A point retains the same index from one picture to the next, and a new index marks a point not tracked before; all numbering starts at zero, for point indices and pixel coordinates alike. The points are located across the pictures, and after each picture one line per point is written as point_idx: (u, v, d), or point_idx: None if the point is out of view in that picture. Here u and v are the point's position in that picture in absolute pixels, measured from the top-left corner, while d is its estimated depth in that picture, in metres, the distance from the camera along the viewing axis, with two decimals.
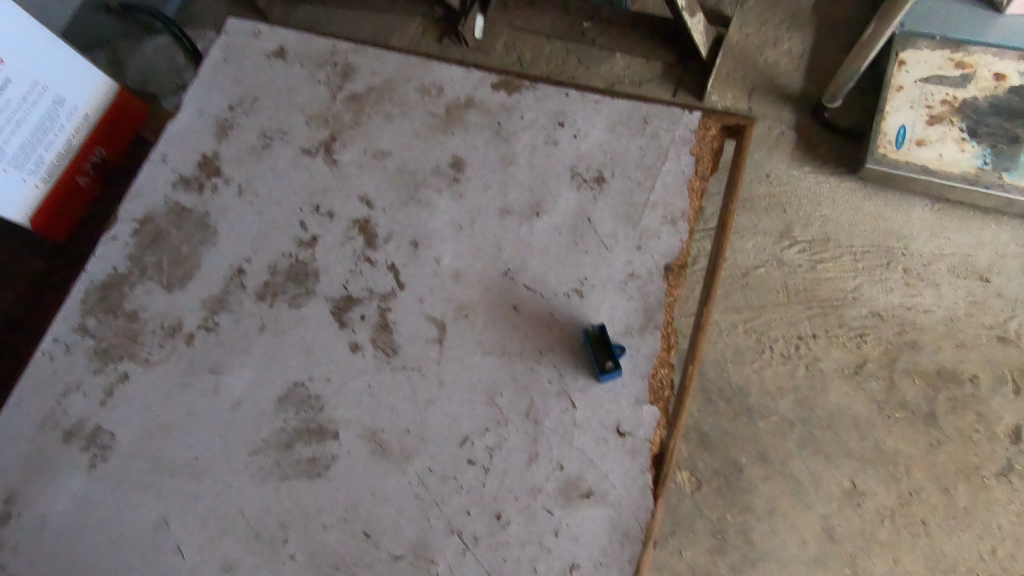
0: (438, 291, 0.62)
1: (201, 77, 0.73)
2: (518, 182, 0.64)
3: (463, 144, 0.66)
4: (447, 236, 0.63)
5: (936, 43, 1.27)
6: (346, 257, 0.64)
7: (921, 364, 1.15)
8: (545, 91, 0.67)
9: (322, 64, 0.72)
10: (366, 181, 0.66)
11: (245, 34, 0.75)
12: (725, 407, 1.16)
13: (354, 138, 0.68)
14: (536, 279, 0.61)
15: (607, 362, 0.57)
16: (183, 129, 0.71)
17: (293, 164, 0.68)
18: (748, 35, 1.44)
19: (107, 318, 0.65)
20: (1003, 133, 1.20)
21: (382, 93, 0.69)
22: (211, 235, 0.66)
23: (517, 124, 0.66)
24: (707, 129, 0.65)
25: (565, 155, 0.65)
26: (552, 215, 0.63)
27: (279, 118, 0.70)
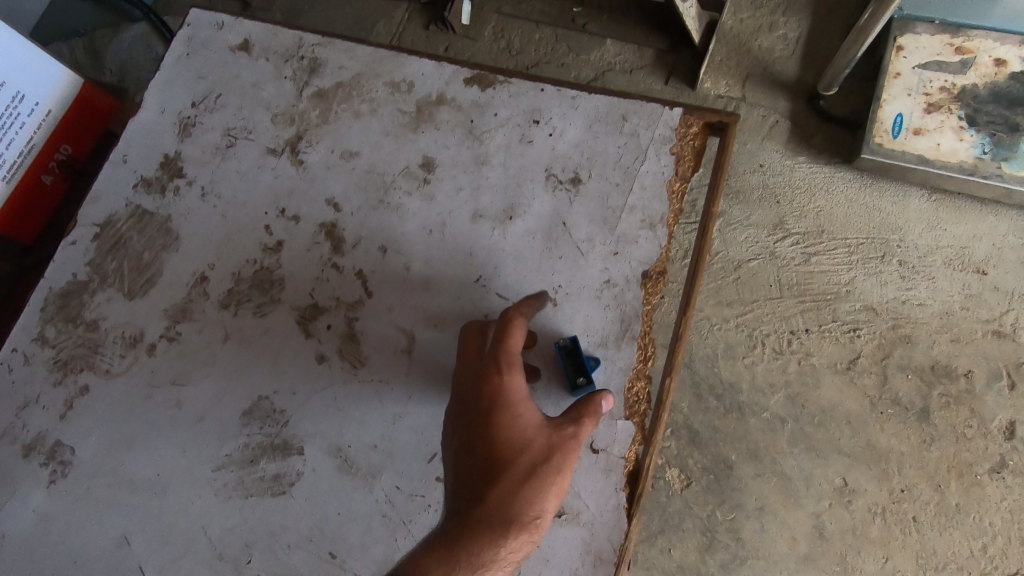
0: (407, 300, 0.59)
1: (164, 72, 0.70)
2: (491, 184, 0.61)
3: (435, 143, 0.63)
4: (418, 242, 0.60)
5: (935, 27, 1.23)
6: (313, 263, 0.61)
7: (916, 359, 1.13)
8: (520, 87, 0.63)
9: (288, 58, 0.68)
10: (334, 183, 0.63)
11: (209, 26, 0.71)
12: (715, 404, 1.15)
13: (321, 136, 0.65)
14: (508, 287, 0.58)
15: (584, 378, 0.55)
16: (145, 128, 0.68)
17: (258, 165, 0.65)
18: (742, 20, 1.41)
19: (66, 327, 0.62)
20: (1003, 121, 1.16)
21: (350, 90, 0.66)
22: (173, 240, 0.64)
23: (490, 122, 0.63)
24: (689, 126, 0.61)
25: (540, 154, 0.62)
26: (527, 218, 0.60)
27: (244, 115, 0.67)
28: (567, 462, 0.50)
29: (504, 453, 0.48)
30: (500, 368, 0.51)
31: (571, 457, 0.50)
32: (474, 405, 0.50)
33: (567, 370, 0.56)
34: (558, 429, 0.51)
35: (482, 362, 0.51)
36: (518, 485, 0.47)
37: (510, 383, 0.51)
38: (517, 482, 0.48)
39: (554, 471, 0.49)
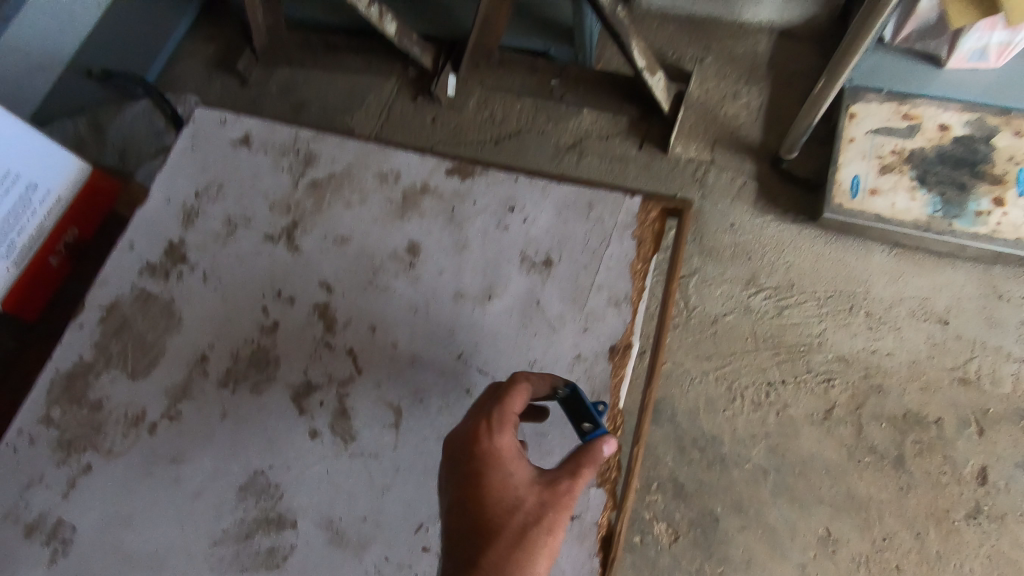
0: (394, 377, 0.63)
1: (170, 165, 0.76)
2: (471, 266, 0.67)
3: (419, 229, 0.69)
4: (404, 321, 0.65)
5: (883, 96, 1.32)
6: (306, 343, 0.66)
7: (888, 409, 1.17)
8: (496, 177, 0.70)
9: (285, 152, 0.75)
10: (326, 267, 0.68)
11: (213, 122, 0.78)
12: (699, 457, 1.18)
13: (314, 224, 0.70)
14: (488, 362, 0.63)
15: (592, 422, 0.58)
16: (151, 217, 0.74)
17: (256, 251, 0.70)
18: (707, 90, 1.52)
19: (71, 408, 0.66)
20: (951, 182, 1.24)
21: (342, 181, 0.72)
22: (176, 322, 0.68)
23: (469, 209, 0.69)
24: (648, 213, 0.67)
25: (515, 239, 0.67)
26: (504, 298, 0.65)
27: (244, 204, 0.73)
28: (559, 518, 0.52)
29: (496, 512, 0.52)
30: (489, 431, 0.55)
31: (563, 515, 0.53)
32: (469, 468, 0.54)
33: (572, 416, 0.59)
34: (551, 486, 0.53)
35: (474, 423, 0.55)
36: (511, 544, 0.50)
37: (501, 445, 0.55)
38: (510, 539, 0.50)
39: (546, 526, 0.52)
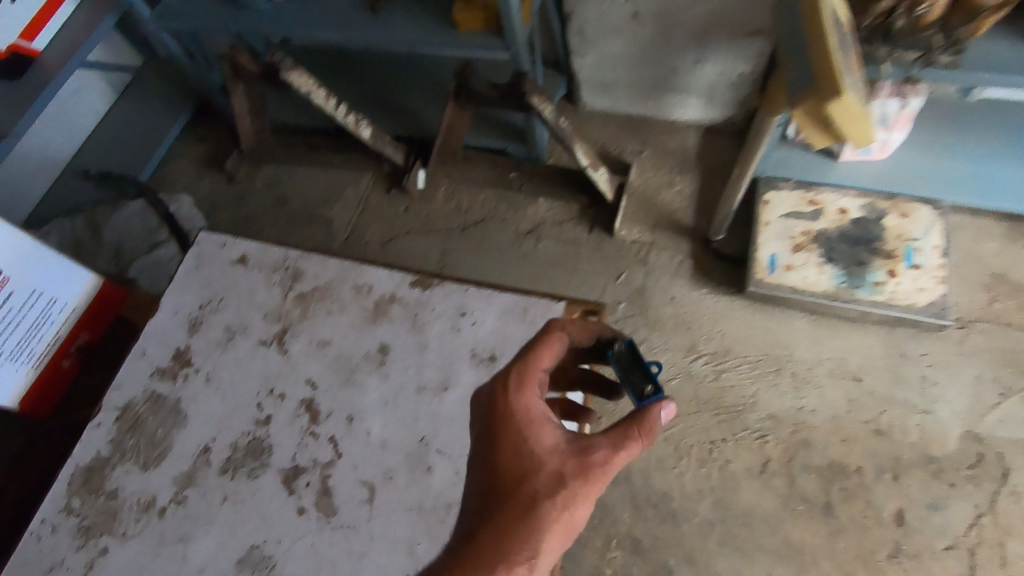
0: (369, 459, 0.76)
1: (178, 281, 0.91)
2: (431, 362, 0.81)
3: (388, 332, 0.83)
4: (376, 410, 0.79)
5: (791, 184, 1.54)
6: (294, 433, 0.78)
7: (816, 460, 1.31)
8: (450, 286, 0.85)
9: (276, 269, 0.90)
10: (312, 367, 0.82)
11: (214, 244, 0.93)
12: (652, 513, 1.30)
13: (301, 330, 0.85)
14: (445, 443, 0.76)
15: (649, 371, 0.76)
16: (161, 328, 0.87)
17: (252, 354, 0.84)
18: (647, 178, 1.74)
19: (89, 498, 0.77)
20: (853, 258, 1.44)
21: (324, 293, 0.87)
22: (182, 418, 0.81)
23: (429, 313, 0.84)
24: (571, 313, 0.81)
25: (467, 338, 0.81)
26: (458, 388, 0.78)
27: (241, 315, 0.87)
28: (578, 479, 0.65)
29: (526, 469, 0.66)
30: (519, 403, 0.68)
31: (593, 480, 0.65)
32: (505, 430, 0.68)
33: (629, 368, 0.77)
34: (572, 453, 0.66)
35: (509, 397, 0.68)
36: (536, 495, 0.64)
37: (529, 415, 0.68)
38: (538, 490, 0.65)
39: (566, 485, 0.65)
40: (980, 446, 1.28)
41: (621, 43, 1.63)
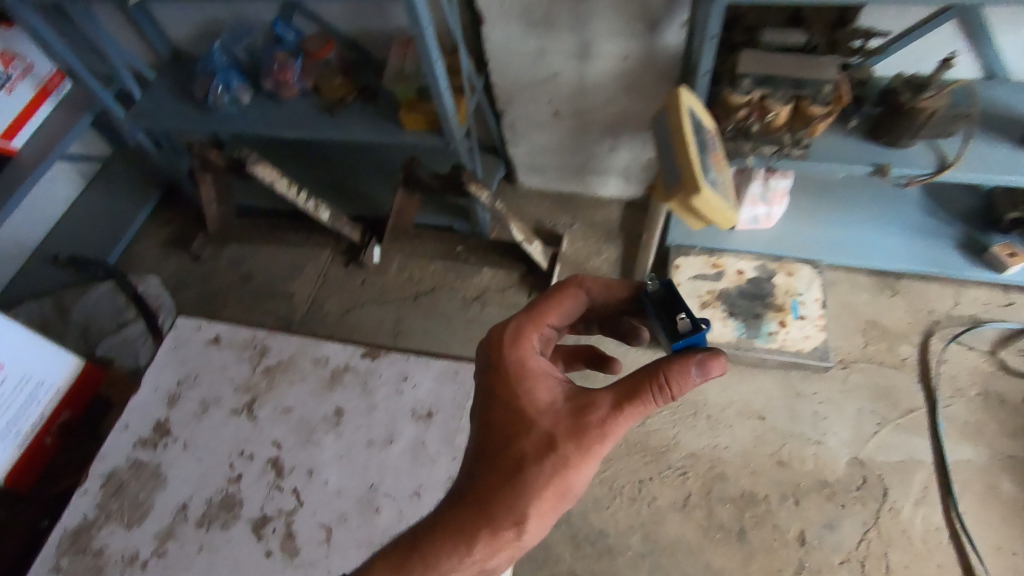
0: (326, 505, 0.90)
1: (159, 361, 1.05)
2: (378, 420, 0.96)
3: (343, 397, 0.99)
4: (332, 464, 0.93)
5: (697, 251, 1.78)
6: (262, 487, 0.92)
7: (730, 491, 1.49)
8: (394, 356, 1.02)
9: (246, 347, 1.06)
10: (277, 430, 0.97)
11: (190, 328, 1.08)
12: (591, 550, 1.45)
13: (268, 399, 1.00)
14: (391, 488, 0.90)
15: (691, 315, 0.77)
16: (142, 403, 1.01)
17: (225, 422, 0.98)
18: (578, 247, 1.99)
19: (78, 556, 0.88)
20: (750, 311, 1.68)
21: (287, 366, 1.03)
22: (162, 481, 0.93)
23: (377, 379, 1.00)
24: None
25: (408, 398, 0.97)
26: (401, 441, 0.94)
27: (214, 389, 1.02)
28: (565, 436, 0.73)
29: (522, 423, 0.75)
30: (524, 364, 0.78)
31: (586, 437, 0.72)
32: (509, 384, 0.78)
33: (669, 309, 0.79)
34: (564, 414, 0.74)
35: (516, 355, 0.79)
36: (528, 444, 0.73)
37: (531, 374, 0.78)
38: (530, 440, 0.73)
39: (555, 438, 0.73)
40: (863, 469, 1.48)
41: (547, 134, 1.91)
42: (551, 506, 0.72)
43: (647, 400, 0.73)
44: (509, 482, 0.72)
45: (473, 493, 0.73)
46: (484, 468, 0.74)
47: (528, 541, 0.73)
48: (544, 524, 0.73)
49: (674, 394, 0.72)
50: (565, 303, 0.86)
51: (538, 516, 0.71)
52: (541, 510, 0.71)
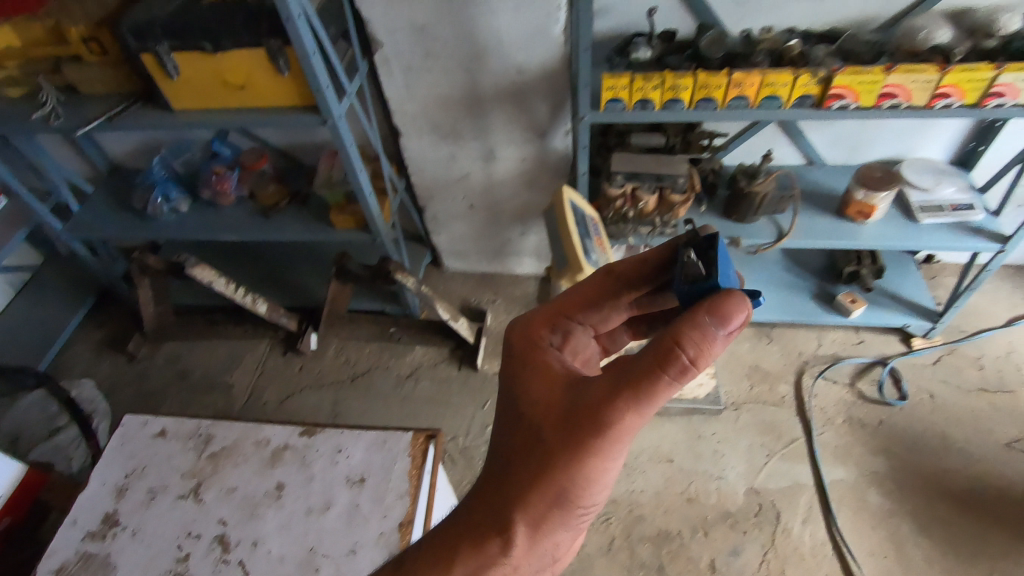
0: (269, 572, 1.00)
1: (106, 457, 1.14)
2: (316, 490, 1.09)
3: (283, 473, 1.11)
4: (274, 534, 1.04)
5: None
6: (209, 563, 1.01)
7: (648, 531, 1.66)
8: (329, 432, 1.15)
9: (191, 436, 1.16)
10: (222, 509, 1.07)
11: (136, 424, 1.18)
12: None
13: (213, 481, 1.10)
14: (328, 549, 1.02)
15: (716, 268, 0.70)
16: (90, 498, 1.09)
17: (172, 507, 1.08)
18: (501, 320, 2.20)
19: None
20: None
21: (231, 450, 1.14)
22: (111, 569, 1.01)
23: (314, 454, 1.13)
24: (417, 438, 1.12)
25: (343, 467, 1.11)
26: (337, 506, 1.06)
27: (161, 477, 1.11)
28: (556, 429, 0.71)
29: (520, 418, 0.75)
30: (526, 358, 0.80)
31: (577, 433, 0.70)
32: (513, 379, 0.79)
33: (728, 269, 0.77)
34: (558, 408, 0.73)
35: (521, 348, 0.81)
36: (521, 441, 0.74)
37: (533, 368, 0.78)
38: (524, 436, 0.74)
39: (546, 434, 0.72)
40: (758, 498, 1.69)
41: (465, 224, 2.16)
42: (545, 514, 0.72)
43: (652, 383, 0.66)
44: (500, 489, 0.73)
45: (474, 492, 0.75)
46: (485, 467, 0.76)
47: (526, 543, 0.72)
48: (541, 533, 0.72)
49: (691, 366, 0.65)
50: (592, 288, 0.83)
51: (529, 525, 0.72)
52: (532, 517, 0.72)
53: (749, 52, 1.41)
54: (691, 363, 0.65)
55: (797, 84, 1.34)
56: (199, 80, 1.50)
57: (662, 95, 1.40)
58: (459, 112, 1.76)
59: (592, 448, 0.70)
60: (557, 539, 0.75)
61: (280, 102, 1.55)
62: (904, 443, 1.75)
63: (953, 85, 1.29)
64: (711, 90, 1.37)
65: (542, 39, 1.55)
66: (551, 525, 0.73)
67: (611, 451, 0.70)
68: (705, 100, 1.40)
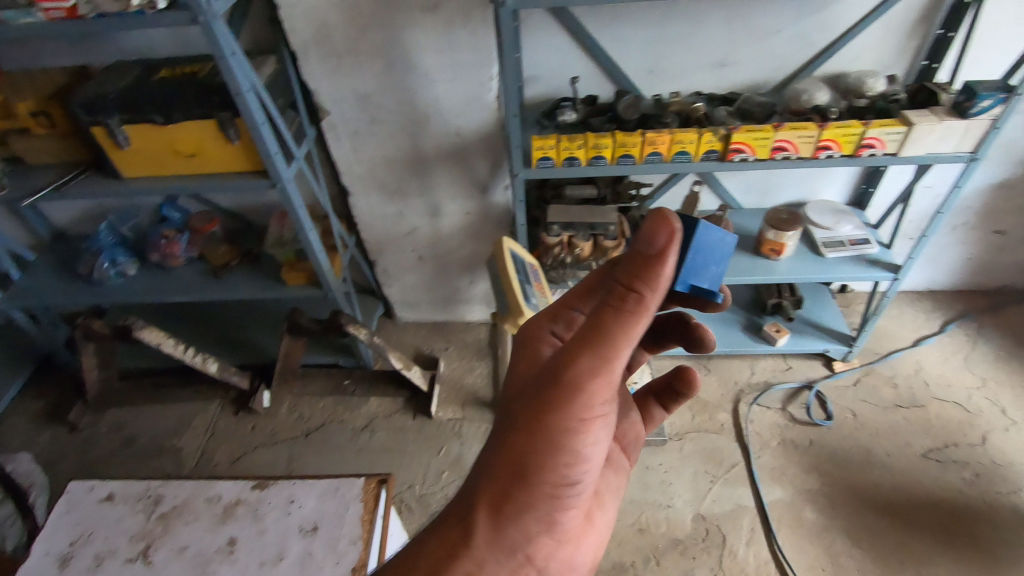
0: None
1: (50, 526, 1.13)
2: (269, 542, 1.10)
3: (235, 528, 1.13)
4: None
5: None
6: None
7: (603, 564, 1.70)
8: (282, 483, 1.18)
9: (140, 498, 1.17)
10: (173, 569, 1.07)
11: (82, 490, 1.18)
12: None
13: (163, 542, 1.11)
14: None
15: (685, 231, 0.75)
16: (32, 571, 1.08)
17: (119, 571, 1.07)
18: (454, 367, 2.26)
19: None
20: None
21: (181, 509, 1.15)
22: None
23: (266, 506, 1.15)
24: (368, 484, 1.15)
25: (296, 517, 1.13)
26: (290, 557, 1.08)
27: (108, 542, 1.11)
28: (524, 397, 0.74)
29: (503, 398, 0.79)
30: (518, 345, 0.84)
31: (531, 396, 0.72)
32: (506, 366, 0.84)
33: (719, 252, 0.81)
34: (529, 380, 0.76)
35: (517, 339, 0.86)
36: (499, 416, 0.77)
37: (522, 352, 0.82)
38: (502, 412, 0.77)
39: (516, 404, 0.74)
40: (705, 523, 1.77)
41: (415, 276, 2.24)
42: (508, 495, 0.73)
43: (594, 326, 0.68)
44: (476, 468, 0.76)
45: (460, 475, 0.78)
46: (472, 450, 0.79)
47: (496, 520, 0.72)
48: (504, 517, 0.72)
49: (628, 293, 0.66)
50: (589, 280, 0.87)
51: (493, 506, 0.73)
52: (496, 498, 0.73)
53: (660, 114, 1.59)
54: (629, 292, 0.66)
55: (702, 141, 1.52)
56: (149, 149, 1.57)
57: (586, 153, 1.55)
58: (404, 171, 1.88)
59: (547, 409, 0.71)
60: (528, 528, 0.73)
61: (229, 168, 1.63)
62: (833, 461, 1.89)
63: (832, 140, 1.49)
64: (629, 147, 1.54)
65: (477, 105, 1.69)
66: (518, 506, 0.73)
67: (567, 411, 0.71)
68: (625, 156, 1.56)
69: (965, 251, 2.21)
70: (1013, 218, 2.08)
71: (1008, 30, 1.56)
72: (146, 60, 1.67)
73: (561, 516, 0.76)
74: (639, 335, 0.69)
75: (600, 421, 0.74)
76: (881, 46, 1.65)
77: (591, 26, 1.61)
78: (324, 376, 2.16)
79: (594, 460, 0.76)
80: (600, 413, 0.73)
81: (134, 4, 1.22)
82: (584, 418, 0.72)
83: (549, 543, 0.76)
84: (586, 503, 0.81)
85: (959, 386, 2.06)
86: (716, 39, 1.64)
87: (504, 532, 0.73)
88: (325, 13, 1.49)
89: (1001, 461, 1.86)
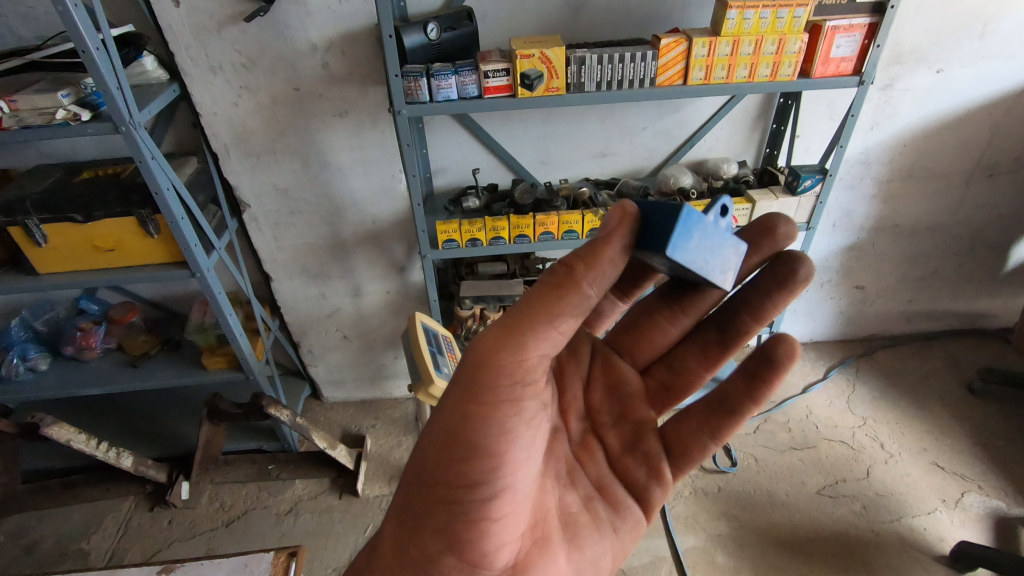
0: None
1: None
2: None
3: None
4: None
5: None
6: None
7: None
8: (188, 566, 1.19)
9: None
10: None
11: None
12: None
13: None
14: None
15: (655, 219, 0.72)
16: None
17: None
18: (381, 442, 2.30)
19: None
20: None
21: None
22: None
23: None
24: (278, 558, 1.18)
25: None
26: None
27: None
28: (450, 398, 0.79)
29: None
30: None
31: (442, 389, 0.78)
32: None
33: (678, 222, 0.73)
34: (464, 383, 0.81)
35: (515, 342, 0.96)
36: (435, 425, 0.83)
37: None
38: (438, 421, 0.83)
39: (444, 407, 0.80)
40: None
41: (340, 355, 2.31)
42: (412, 501, 0.82)
43: (511, 307, 0.73)
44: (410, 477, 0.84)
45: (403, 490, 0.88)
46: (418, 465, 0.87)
47: (418, 521, 0.81)
48: (419, 522, 0.81)
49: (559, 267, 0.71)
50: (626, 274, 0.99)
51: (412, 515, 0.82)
52: (415, 501, 0.82)
53: (551, 199, 1.80)
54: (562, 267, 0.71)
55: (586, 221, 1.74)
56: (66, 246, 1.63)
57: (486, 234, 1.75)
58: (324, 256, 2.00)
59: (454, 397, 0.76)
60: (429, 541, 0.80)
61: (149, 260, 1.70)
62: (739, 504, 2.03)
63: None
64: (522, 229, 1.74)
65: (390, 194, 1.87)
66: (419, 510, 0.81)
67: (474, 401, 0.75)
68: (520, 237, 1.75)
69: (835, 304, 2.52)
70: (868, 275, 2.42)
71: (826, 124, 1.92)
72: (69, 163, 1.77)
73: (467, 534, 0.79)
74: (559, 317, 0.71)
75: (513, 415, 0.77)
76: (730, 138, 1.97)
77: (487, 126, 1.85)
78: (242, 464, 2.09)
79: (507, 463, 0.78)
80: (510, 402, 0.76)
81: (58, 118, 1.34)
82: (494, 404, 0.75)
83: (455, 564, 0.81)
84: (510, 522, 0.81)
85: (843, 426, 2.28)
86: (595, 135, 1.91)
87: (405, 544, 0.82)
88: (244, 119, 1.66)
89: (885, 492, 2.05)
